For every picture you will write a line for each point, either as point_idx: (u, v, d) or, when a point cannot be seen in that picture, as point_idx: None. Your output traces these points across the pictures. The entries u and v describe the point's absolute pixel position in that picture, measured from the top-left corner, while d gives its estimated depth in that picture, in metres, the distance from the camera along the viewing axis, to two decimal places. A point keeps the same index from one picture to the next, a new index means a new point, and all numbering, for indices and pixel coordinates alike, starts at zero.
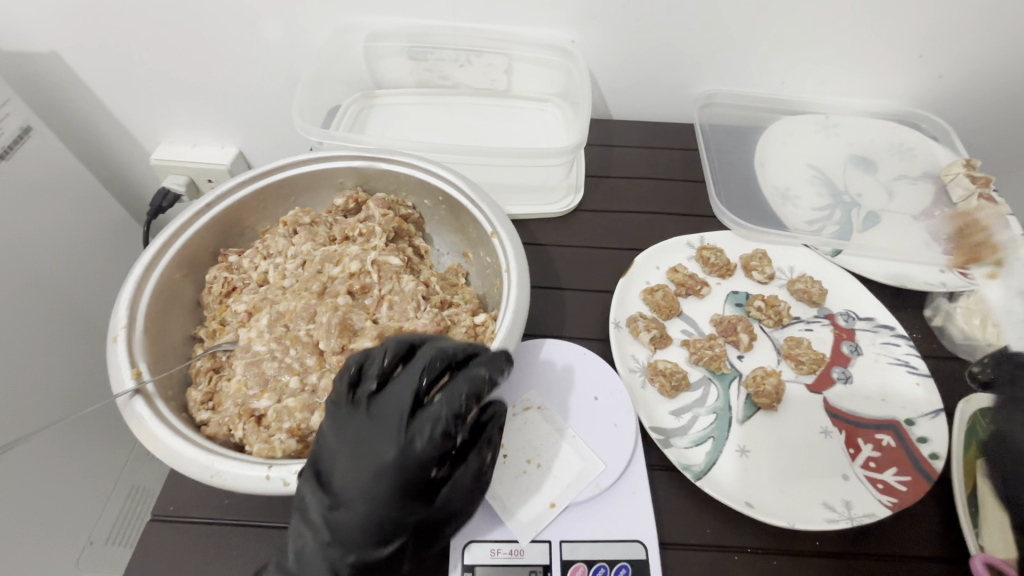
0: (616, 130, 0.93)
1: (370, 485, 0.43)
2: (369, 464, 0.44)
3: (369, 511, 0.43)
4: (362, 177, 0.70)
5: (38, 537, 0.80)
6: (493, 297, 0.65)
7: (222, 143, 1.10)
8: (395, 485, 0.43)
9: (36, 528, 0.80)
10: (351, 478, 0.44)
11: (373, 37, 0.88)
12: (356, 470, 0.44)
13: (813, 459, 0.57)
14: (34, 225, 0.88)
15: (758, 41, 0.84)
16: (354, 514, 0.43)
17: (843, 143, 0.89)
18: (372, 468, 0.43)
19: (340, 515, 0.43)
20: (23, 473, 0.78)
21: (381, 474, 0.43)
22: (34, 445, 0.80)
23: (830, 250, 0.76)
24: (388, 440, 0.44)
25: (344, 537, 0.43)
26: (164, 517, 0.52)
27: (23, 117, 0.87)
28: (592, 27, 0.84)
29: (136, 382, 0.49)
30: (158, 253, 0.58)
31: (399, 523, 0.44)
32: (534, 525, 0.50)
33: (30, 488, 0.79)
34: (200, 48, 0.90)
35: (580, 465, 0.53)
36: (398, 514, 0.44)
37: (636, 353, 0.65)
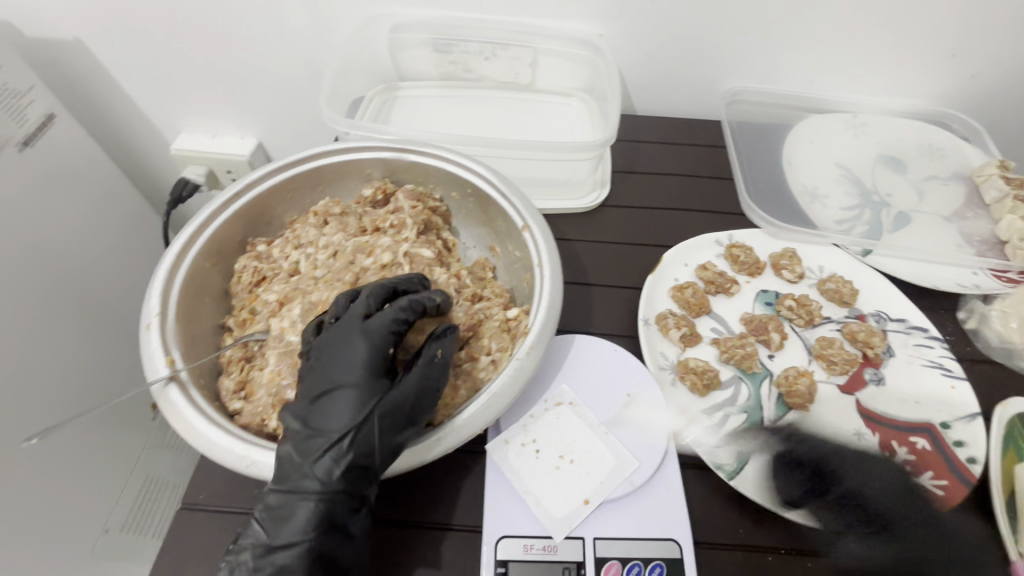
0: (640, 126, 0.92)
1: (331, 383, 0.47)
2: (335, 357, 0.48)
3: (339, 396, 0.46)
4: (390, 167, 0.69)
5: (55, 524, 0.80)
6: (523, 291, 0.65)
7: (242, 134, 1.09)
8: (357, 368, 0.47)
9: (55, 516, 0.81)
10: (322, 372, 0.48)
11: (398, 28, 0.87)
12: (324, 365, 0.48)
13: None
14: (57, 212, 0.88)
15: (788, 36, 0.83)
16: (328, 403, 0.46)
17: (872, 142, 0.88)
18: (339, 360, 0.48)
19: (316, 407, 0.46)
20: (41, 461, 0.78)
21: (341, 371, 0.47)
22: (57, 437, 0.81)
23: (860, 250, 0.75)
24: (348, 338, 0.49)
25: (321, 425, 0.45)
26: (194, 506, 0.52)
27: (47, 104, 0.87)
28: (619, 21, 0.83)
29: (170, 370, 0.49)
30: (188, 241, 0.57)
31: (365, 405, 0.46)
32: (568, 520, 0.49)
33: (48, 475, 0.79)
34: (223, 38, 0.90)
35: (613, 462, 0.52)
36: (364, 397, 0.46)
37: (665, 350, 0.64)
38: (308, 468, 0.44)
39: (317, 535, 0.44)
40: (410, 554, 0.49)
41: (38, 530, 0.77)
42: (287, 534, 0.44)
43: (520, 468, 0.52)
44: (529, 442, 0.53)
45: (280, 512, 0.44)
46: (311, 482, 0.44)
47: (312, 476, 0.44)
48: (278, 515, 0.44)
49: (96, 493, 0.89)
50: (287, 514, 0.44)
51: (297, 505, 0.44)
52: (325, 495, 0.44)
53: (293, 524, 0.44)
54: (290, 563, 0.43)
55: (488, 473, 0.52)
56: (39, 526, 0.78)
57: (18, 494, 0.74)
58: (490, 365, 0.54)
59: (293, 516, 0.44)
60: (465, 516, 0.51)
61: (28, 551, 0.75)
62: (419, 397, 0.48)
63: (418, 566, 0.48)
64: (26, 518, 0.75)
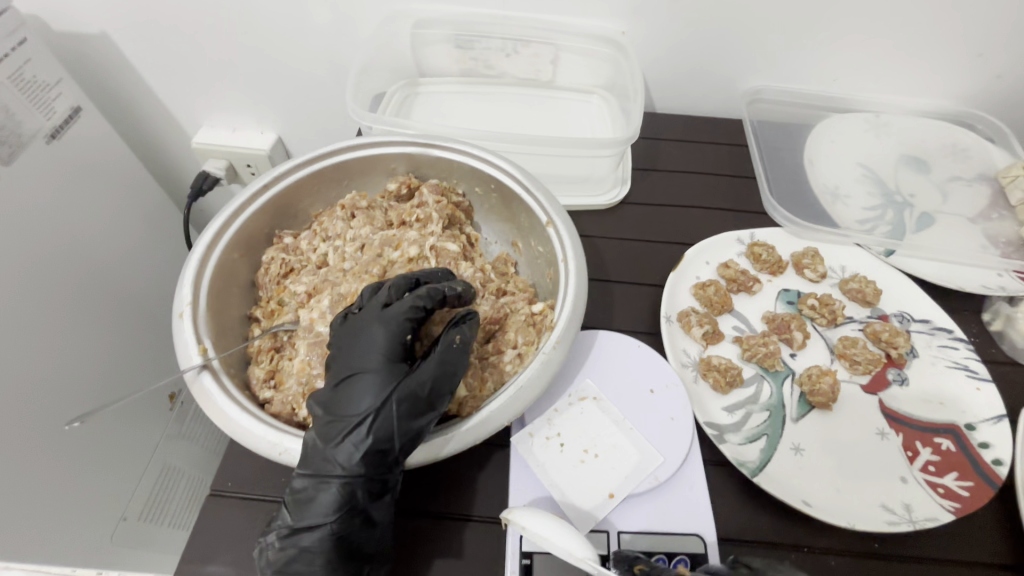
0: (661, 124, 0.92)
1: (350, 370, 0.48)
2: (356, 345, 0.49)
3: (358, 381, 0.47)
4: (413, 162, 0.70)
5: (73, 511, 0.82)
6: (545, 286, 0.65)
7: (262, 129, 1.10)
8: (376, 354, 0.48)
9: (73, 503, 0.82)
10: (344, 359, 0.49)
11: (420, 24, 0.87)
12: (346, 352, 0.49)
13: (871, 460, 0.56)
14: (82, 204, 0.89)
15: (812, 35, 0.82)
16: (349, 389, 0.47)
17: (894, 143, 0.87)
18: (359, 347, 0.49)
19: (337, 393, 0.47)
20: (59, 449, 0.79)
21: (361, 359, 0.48)
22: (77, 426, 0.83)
23: (883, 251, 0.75)
24: (367, 326, 0.49)
25: (342, 410, 0.46)
26: (223, 493, 0.53)
27: (73, 98, 0.88)
28: (642, 19, 0.83)
29: (203, 358, 0.50)
30: (218, 233, 0.58)
31: (382, 389, 0.46)
32: (591, 513, 0.49)
33: (65, 462, 0.81)
34: (247, 34, 0.91)
35: (638, 458, 0.52)
36: (381, 382, 0.46)
37: (687, 348, 0.64)
38: (329, 452, 0.45)
39: (338, 519, 0.45)
40: (434, 543, 0.50)
41: (59, 517, 0.79)
42: (311, 517, 0.45)
43: (544, 461, 0.52)
44: (553, 436, 0.54)
45: (303, 496, 0.45)
46: (333, 466, 0.45)
47: (334, 460, 0.45)
48: (301, 499, 0.45)
49: (114, 482, 0.90)
50: (309, 498, 0.45)
51: (320, 489, 0.45)
52: (346, 480, 0.44)
53: (315, 508, 0.44)
54: (313, 544, 0.44)
55: (513, 465, 0.53)
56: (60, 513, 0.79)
57: (36, 481, 0.75)
58: (516, 358, 0.54)
59: (315, 500, 0.45)
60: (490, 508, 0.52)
61: (49, 537, 0.77)
62: (436, 382, 0.47)
63: (444, 555, 0.49)
64: (46, 504, 0.77)
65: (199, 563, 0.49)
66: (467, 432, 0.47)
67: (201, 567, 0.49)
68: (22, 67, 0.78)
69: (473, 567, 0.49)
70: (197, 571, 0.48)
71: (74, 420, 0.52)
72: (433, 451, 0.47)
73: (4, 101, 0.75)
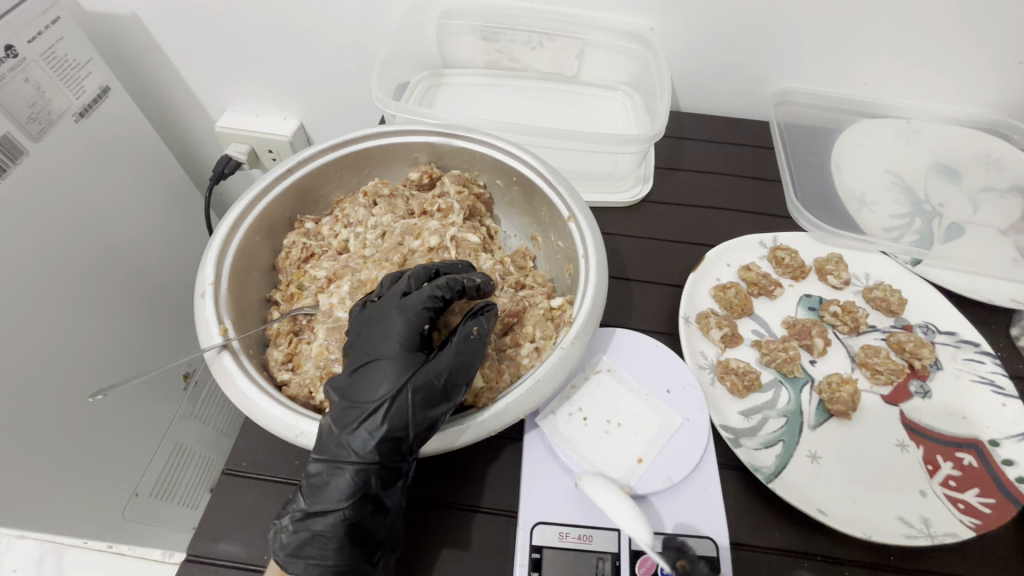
0: (685, 123, 0.90)
1: (368, 358, 0.48)
2: (374, 332, 0.49)
3: (374, 369, 0.47)
4: (436, 152, 0.69)
5: (84, 490, 0.84)
6: (564, 282, 0.65)
7: (285, 115, 1.11)
8: (393, 342, 0.48)
9: (83, 481, 0.84)
10: (361, 347, 0.49)
11: (447, 15, 0.87)
12: (364, 339, 0.49)
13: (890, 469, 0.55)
14: (106, 183, 0.91)
15: (846, 38, 0.81)
16: (366, 376, 0.47)
17: (925, 150, 0.85)
18: (377, 334, 0.49)
19: (354, 380, 0.47)
20: (71, 428, 0.81)
21: (379, 348, 0.48)
22: (88, 408, 0.84)
23: (909, 260, 0.74)
24: (386, 314, 0.49)
25: (358, 398, 0.46)
26: (236, 472, 0.53)
27: (103, 78, 0.89)
28: (672, 16, 0.82)
29: (223, 338, 0.50)
30: (241, 215, 0.58)
31: (399, 378, 0.46)
32: (624, 478, 0.51)
33: (78, 441, 0.82)
34: (275, 20, 0.91)
35: (658, 420, 0.54)
36: (398, 370, 0.46)
37: (705, 349, 0.64)
38: (345, 438, 0.45)
39: (351, 505, 0.45)
40: (444, 532, 0.50)
41: (68, 491, 0.81)
42: (324, 501, 0.45)
43: (571, 436, 0.53)
44: (576, 411, 0.55)
45: (317, 478, 0.45)
46: (348, 452, 0.45)
47: (349, 446, 0.45)
48: (315, 483, 0.45)
49: (124, 460, 0.93)
50: (324, 482, 0.45)
51: (335, 474, 0.45)
52: (361, 466, 0.45)
53: (329, 492, 0.45)
54: (326, 529, 0.45)
55: (529, 454, 0.53)
56: (70, 485, 0.81)
57: (48, 459, 0.77)
58: (533, 352, 0.54)
59: (330, 485, 0.45)
60: (502, 500, 0.52)
61: (58, 507, 0.79)
62: (453, 372, 0.47)
63: (453, 544, 0.49)
64: (56, 480, 0.79)
65: (212, 541, 0.49)
66: (483, 423, 0.47)
67: (214, 544, 0.49)
68: (55, 46, 0.79)
69: (481, 558, 0.49)
70: (210, 548, 0.49)
71: (96, 394, 0.52)
72: (448, 440, 0.47)
73: (35, 78, 0.76)
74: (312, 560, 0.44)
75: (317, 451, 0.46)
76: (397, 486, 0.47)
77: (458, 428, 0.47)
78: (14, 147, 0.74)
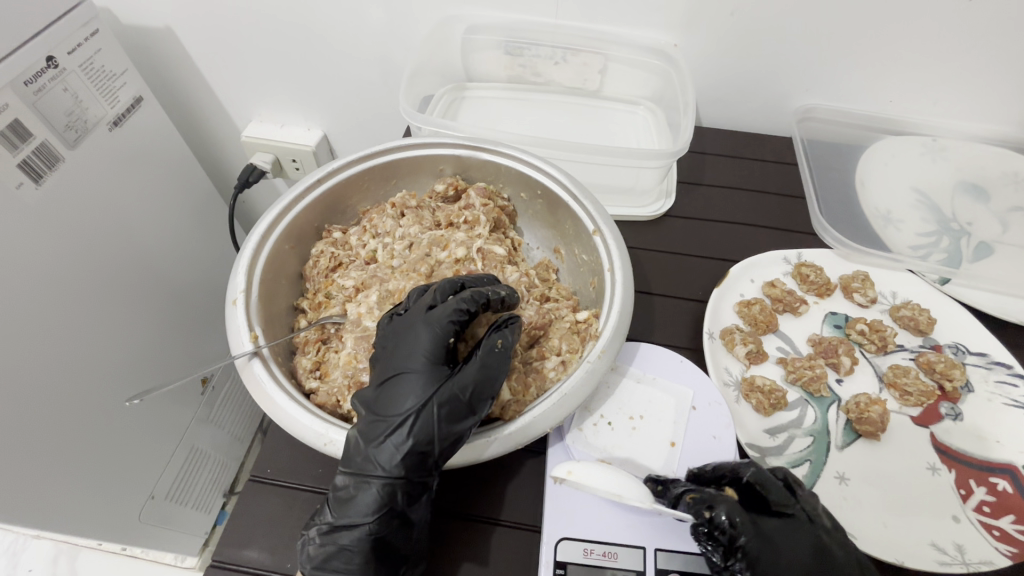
0: (707, 139, 0.91)
1: (395, 372, 0.48)
2: (400, 346, 0.49)
3: (401, 382, 0.47)
4: (462, 164, 0.70)
5: (101, 492, 0.86)
6: (588, 295, 0.65)
7: (309, 125, 1.13)
8: (420, 356, 0.48)
9: (99, 483, 0.85)
10: (388, 360, 0.49)
11: (472, 30, 0.88)
12: (391, 352, 0.49)
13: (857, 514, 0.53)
14: (135, 190, 0.93)
15: (870, 55, 0.81)
16: (393, 389, 0.47)
17: (951, 168, 0.84)
18: (405, 346, 0.49)
19: (381, 393, 0.48)
20: (90, 431, 0.82)
21: (405, 363, 0.48)
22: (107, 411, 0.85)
23: (938, 278, 0.72)
24: (414, 327, 0.50)
25: (385, 411, 0.47)
26: (261, 479, 0.54)
27: (136, 88, 0.92)
28: (695, 33, 0.83)
29: (254, 345, 0.51)
30: (272, 224, 0.60)
31: (425, 391, 0.46)
32: (667, 467, 0.52)
33: (97, 443, 0.84)
34: (304, 33, 0.93)
35: (673, 400, 0.56)
36: (425, 384, 0.47)
37: (729, 366, 0.64)
38: (370, 452, 0.45)
39: (377, 519, 0.45)
40: (466, 546, 0.50)
41: (82, 492, 0.82)
42: (351, 515, 0.45)
43: (600, 442, 0.53)
44: (598, 418, 0.55)
45: (344, 490, 0.46)
46: (374, 466, 0.45)
47: (375, 460, 0.45)
48: (342, 497, 0.46)
49: (143, 463, 0.94)
50: (351, 496, 0.45)
51: (362, 488, 0.45)
52: (387, 480, 0.45)
53: (357, 506, 0.45)
54: (352, 543, 0.45)
55: (551, 470, 0.53)
56: (84, 485, 0.82)
57: (67, 459, 0.78)
58: (559, 365, 0.54)
59: (356, 498, 0.45)
60: (527, 513, 0.52)
61: (71, 507, 0.80)
62: (478, 387, 0.46)
63: (476, 558, 0.49)
64: (72, 482, 0.80)
65: (236, 547, 0.49)
66: (511, 435, 0.47)
67: (239, 551, 0.49)
68: (93, 57, 0.82)
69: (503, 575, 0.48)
70: (235, 555, 0.49)
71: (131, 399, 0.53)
72: (471, 451, 0.47)
73: (73, 89, 0.79)
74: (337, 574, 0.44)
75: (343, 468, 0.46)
76: (424, 500, 0.47)
77: (484, 443, 0.47)
78: (50, 154, 0.76)
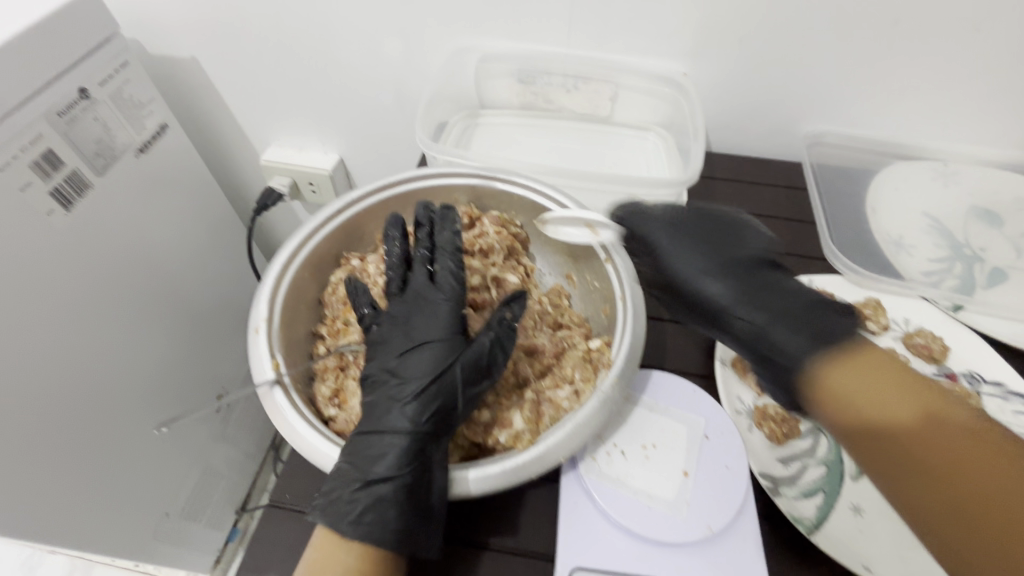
0: (717, 164, 0.92)
1: (414, 340, 0.53)
2: (419, 316, 0.55)
3: (424, 349, 0.52)
4: (476, 193, 0.72)
5: (119, 509, 0.87)
6: (600, 322, 0.66)
7: (326, 149, 1.16)
8: (437, 322, 0.54)
9: (118, 500, 0.87)
10: (409, 332, 0.54)
11: (486, 59, 0.91)
12: (406, 321, 0.55)
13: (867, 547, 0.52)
14: (159, 212, 0.96)
15: (879, 82, 0.82)
16: (414, 356, 0.52)
17: (963, 193, 0.84)
18: (421, 317, 0.54)
19: (403, 361, 0.52)
20: (110, 448, 0.84)
21: (422, 331, 0.53)
22: (126, 429, 0.87)
23: (951, 305, 0.73)
24: (424, 298, 0.56)
25: (410, 375, 0.51)
26: (279, 504, 0.54)
27: (162, 116, 0.95)
28: (704, 61, 0.85)
29: (276, 373, 0.52)
30: (293, 253, 0.62)
31: (448, 356, 0.52)
32: (680, 498, 0.52)
33: (115, 462, 0.85)
34: (324, 63, 0.97)
35: (686, 430, 0.56)
36: (446, 350, 0.52)
37: (741, 394, 0.63)
38: (397, 409, 0.49)
39: (409, 472, 0.47)
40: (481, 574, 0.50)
41: (100, 508, 0.84)
42: (382, 469, 0.47)
43: (612, 473, 0.54)
44: (612, 447, 0.55)
45: (368, 446, 0.48)
46: (404, 422, 0.49)
47: (405, 417, 0.49)
48: (371, 454, 0.48)
49: (160, 480, 0.96)
50: (382, 452, 0.48)
51: (392, 444, 0.48)
52: (416, 435, 0.49)
53: (388, 461, 0.48)
54: (386, 495, 0.47)
55: (563, 500, 0.53)
56: (103, 502, 0.84)
57: (87, 476, 0.80)
58: (573, 395, 0.54)
59: (386, 454, 0.48)
60: (540, 542, 0.52)
61: (91, 524, 0.82)
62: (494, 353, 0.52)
63: None
64: (92, 499, 0.81)
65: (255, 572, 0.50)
66: (523, 467, 0.47)
67: None
68: (122, 87, 0.85)
69: None
70: None
71: None
72: (482, 471, 0.47)
73: (103, 117, 0.82)
74: (369, 529, 0.46)
75: (371, 429, 0.49)
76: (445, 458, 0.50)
77: (502, 464, 0.47)
78: (80, 181, 0.79)
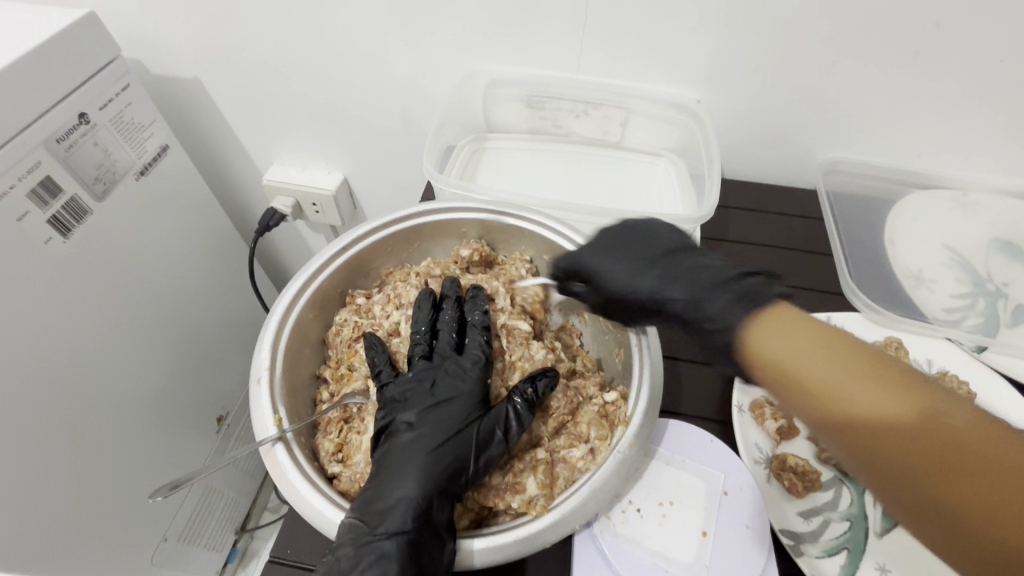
0: (729, 192, 0.90)
1: (436, 398, 0.53)
2: (443, 375, 0.55)
3: (446, 406, 0.53)
4: (485, 228, 0.70)
5: (115, 540, 0.85)
6: (614, 366, 0.64)
7: (330, 169, 1.13)
8: (461, 383, 0.54)
9: (114, 531, 0.85)
10: (430, 391, 0.54)
11: (494, 84, 0.89)
12: (430, 381, 0.55)
13: None
14: (161, 236, 0.94)
15: (899, 110, 0.80)
16: (433, 414, 0.52)
17: (985, 225, 0.82)
18: (445, 378, 0.55)
19: (422, 418, 0.52)
20: (106, 479, 0.82)
21: (445, 391, 0.54)
22: (124, 457, 0.85)
23: (974, 346, 0.70)
24: (451, 361, 0.56)
25: (427, 431, 0.51)
26: (279, 560, 0.52)
27: (163, 137, 0.93)
28: (718, 88, 0.82)
29: (278, 429, 0.50)
30: (296, 295, 0.60)
31: (468, 416, 0.52)
32: (699, 561, 0.50)
33: (111, 492, 0.83)
34: (329, 84, 0.95)
35: (704, 485, 0.54)
36: (468, 410, 0.52)
37: (759, 441, 0.61)
38: (410, 467, 0.49)
39: (414, 528, 0.46)
40: None
41: (97, 541, 0.82)
42: (387, 521, 0.46)
43: (627, 533, 0.52)
44: (626, 505, 0.53)
45: (376, 498, 0.47)
46: (415, 475, 0.48)
47: (418, 471, 0.48)
48: (378, 506, 0.47)
49: (159, 508, 0.94)
50: (390, 504, 0.47)
51: (401, 496, 0.47)
52: (426, 491, 0.47)
53: (394, 514, 0.46)
54: (388, 551, 0.45)
55: (577, 562, 0.51)
56: (99, 535, 0.82)
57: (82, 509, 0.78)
58: (588, 455, 0.52)
59: (394, 507, 0.47)
60: None
61: (86, 557, 0.80)
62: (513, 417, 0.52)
63: None
64: (88, 531, 0.79)
65: None
66: (536, 534, 0.45)
67: None
68: (123, 110, 0.84)
69: None
70: None
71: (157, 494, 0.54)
72: (492, 541, 0.45)
73: (103, 142, 0.81)
74: None
75: (383, 482, 0.48)
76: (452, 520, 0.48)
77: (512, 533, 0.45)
78: (79, 207, 0.77)
